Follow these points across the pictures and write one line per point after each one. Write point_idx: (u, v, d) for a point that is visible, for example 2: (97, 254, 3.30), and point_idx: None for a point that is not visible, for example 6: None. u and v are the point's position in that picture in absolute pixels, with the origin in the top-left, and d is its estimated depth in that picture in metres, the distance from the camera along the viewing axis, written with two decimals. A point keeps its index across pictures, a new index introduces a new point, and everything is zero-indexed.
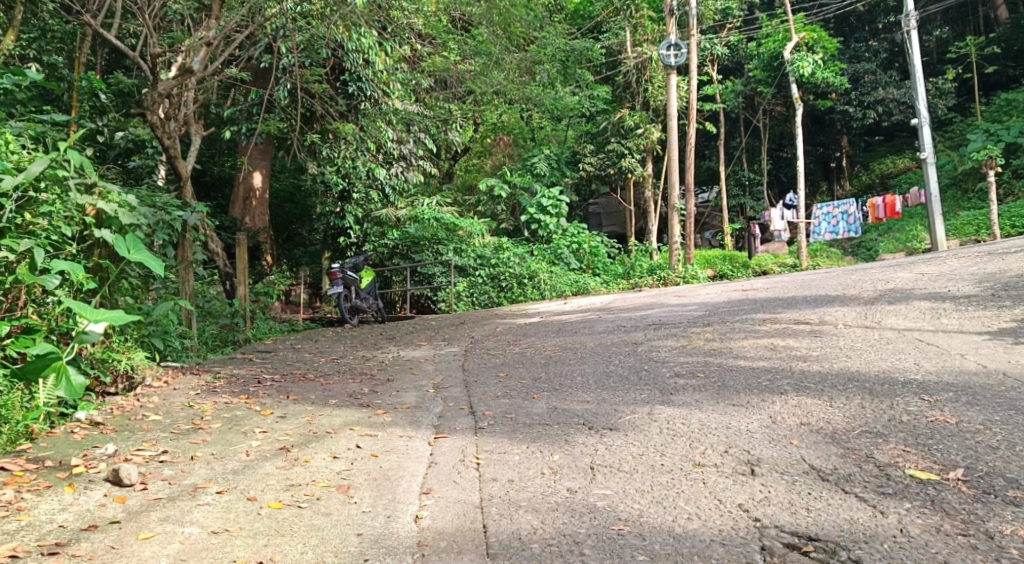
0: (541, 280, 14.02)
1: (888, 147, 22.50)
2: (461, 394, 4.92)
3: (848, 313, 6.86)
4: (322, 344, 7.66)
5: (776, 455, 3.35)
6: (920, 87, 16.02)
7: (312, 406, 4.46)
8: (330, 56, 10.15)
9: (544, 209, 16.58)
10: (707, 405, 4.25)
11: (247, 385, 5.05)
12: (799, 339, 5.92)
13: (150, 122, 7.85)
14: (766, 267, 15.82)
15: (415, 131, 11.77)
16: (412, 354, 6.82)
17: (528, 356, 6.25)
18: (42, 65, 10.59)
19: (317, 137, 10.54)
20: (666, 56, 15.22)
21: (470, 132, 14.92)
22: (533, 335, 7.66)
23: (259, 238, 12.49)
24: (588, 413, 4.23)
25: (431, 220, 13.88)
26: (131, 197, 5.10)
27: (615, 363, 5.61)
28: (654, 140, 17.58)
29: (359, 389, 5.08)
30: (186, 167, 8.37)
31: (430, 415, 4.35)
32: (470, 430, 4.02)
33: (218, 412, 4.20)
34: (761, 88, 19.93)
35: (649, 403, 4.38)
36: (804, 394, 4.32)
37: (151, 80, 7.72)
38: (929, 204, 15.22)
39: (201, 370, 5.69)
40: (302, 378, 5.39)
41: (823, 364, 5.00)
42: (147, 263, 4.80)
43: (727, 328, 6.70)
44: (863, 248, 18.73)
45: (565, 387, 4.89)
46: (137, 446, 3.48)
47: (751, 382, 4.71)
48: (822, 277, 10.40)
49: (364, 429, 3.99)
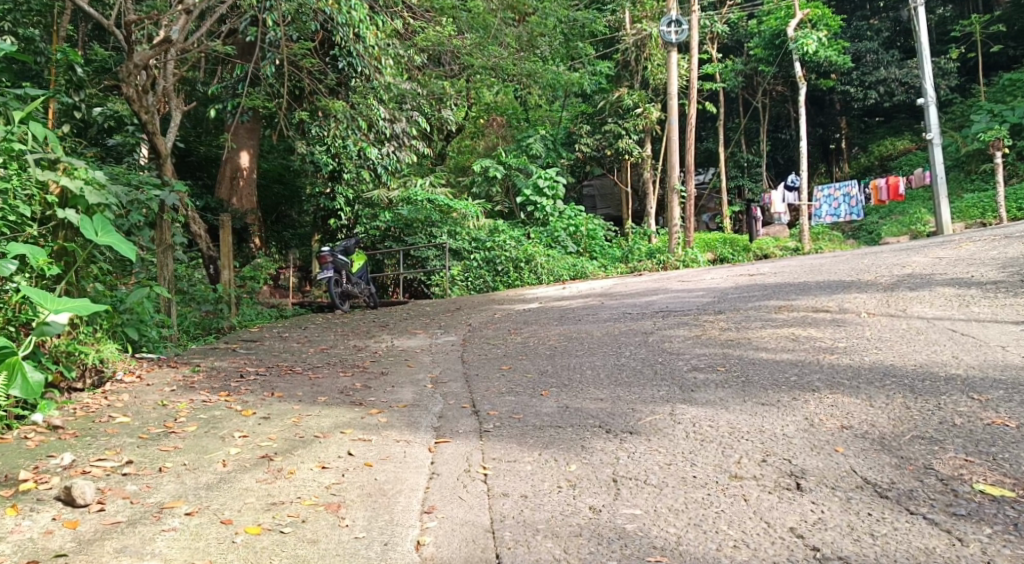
0: (538, 264, 13.42)
1: (888, 129, 22.16)
2: (462, 390, 4.53)
3: (869, 300, 6.50)
4: (311, 332, 7.24)
5: (821, 465, 2.98)
6: (927, 66, 15.61)
7: (298, 405, 4.04)
8: (319, 28, 9.61)
9: (540, 190, 16.15)
10: (735, 405, 3.87)
11: (228, 380, 4.62)
12: (821, 329, 5.54)
13: (126, 96, 7.29)
14: (767, 251, 15.47)
15: (409, 109, 11.05)
16: (407, 344, 6.43)
17: (532, 347, 5.85)
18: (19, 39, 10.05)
19: (304, 115, 10.16)
20: (666, 31, 14.65)
21: (465, 110, 14.44)
22: (534, 323, 7.26)
23: (247, 219, 12.05)
24: (603, 413, 3.84)
25: (424, 202, 13.74)
26: (101, 174, 4.66)
27: (626, 355, 5.22)
28: (653, 120, 17.08)
29: (350, 384, 4.66)
30: (165, 145, 7.86)
31: (429, 415, 3.95)
32: (474, 432, 3.63)
33: (195, 411, 3.79)
34: (763, 68, 19.54)
35: (670, 402, 3.99)
36: (840, 392, 3.94)
37: (125, 50, 7.17)
38: (935, 186, 14.90)
39: (178, 362, 5.25)
40: (288, 372, 4.97)
41: (853, 358, 4.63)
42: (116, 247, 4.34)
43: (741, 317, 6.31)
44: (864, 231, 18.44)
45: (574, 383, 4.50)
46: (98, 455, 3.05)
47: (778, 377, 4.33)
48: (831, 261, 10.03)
49: (355, 432, 3.58)
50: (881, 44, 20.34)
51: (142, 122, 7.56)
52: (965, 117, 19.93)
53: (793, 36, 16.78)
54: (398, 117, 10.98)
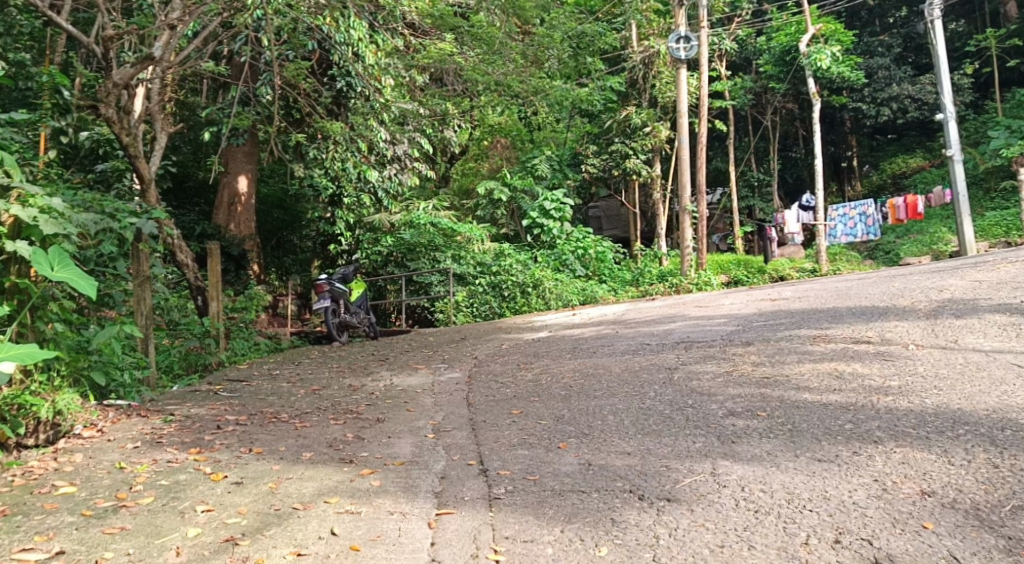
0: (546, 289, 12.87)
1: (899, 146, 21.70)
2: (468, 441, 3.98)
3: (913, 329, 5.94)
4: (303, 368, 6.71)
5: (909, 549, 2.42)
6: (946, 80, 15.17)
7: (278, 464, 3.50)
8: (314, 45, 9.23)
9: (547, 213, 15.69)
10: (787, 462, 3.29)
11: (203, 432, 4.08)
12: (867, 364, 4.98)
13: (105, 117, 6.84)
14: (782, 273, 14.99)
15: (410, 131, 10.59)
16: (408, 382, 5.89)
17: (545, 386, 5.29)
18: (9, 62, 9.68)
19: (302, 137, 9.82)
20: (674, 48, 14.26)
21: (468, 131, 14.03)
22: (546, 356, 6.71)
23: (245, 245, 11.75)
24: (633, 474, 3.28)
25: (427, 226, 13.24)
26: (60, 202, 4.25)
27: (651, 398, 4.65)
28: (663, 139, 16.60)
29: (341, 435, 4.12)
30: (149, 169, 7.38)
31: (430, 476, 3.40)
32: (481, 499, 3.07)
33: (156, 476, 3.25)
34: (773, 84, 19.30)
35: (709, 457, 3.44)
36: (908, 445, 3.36)
37: (105, 68, 6.75)
38: (957, 203, 14.39)
39: (152, 409, 4.72)
40: (272, 421, 4.42)
41: (913, 400, 4.07)
42: (75, 284, 3.88)
43: (773, 349, 5.75)
44: (881, 250, 17.89)
45: (596, 433, 3.94)
46: (22, 544, 2.53)
47: (831, 426, 3.76)
48: (859, 284, 9.46)
49: (342, 501, 3.02)
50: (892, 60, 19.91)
51: (122, 144, 7.09)
52: (981, 134, 19.49)
53: (805, 52, 16.44)
54: (400, 139, 10.56)
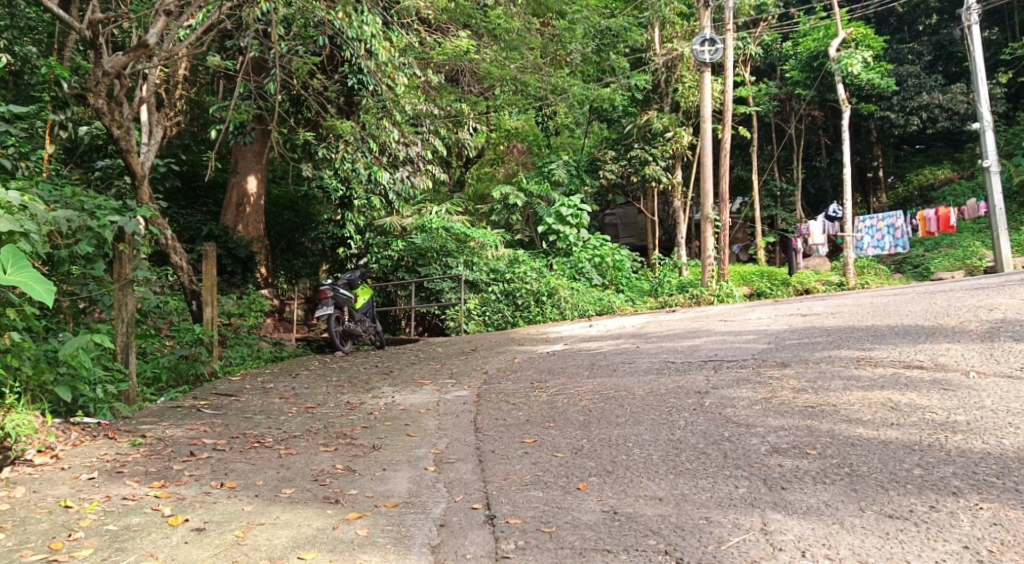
0: (562, 298, 12.23)
1: (925, 157, 21.05)
2: (474, 477, 3.48)
3: (969, 353, 5.37)
4: (300, 381, 6.22)
5: None
6: (982, 88, 14.51)
7: (250, 505, 3.02)
8: (326, 42, 8.79)
9: (563, 219, 15.21)
10: (852, 519, 2.75)
11: (172, 460, 3.61)
12: (925, 394, 4.41)
13: (94, 107, 6.41)
14: (807, 285, 14.40)
15: (424, 131, 10.10)
16: (410, 400, 5.39)
17: (563, 409, 4.77)
18: (16, 57, 9.08)
19: (309, 136, 9.38)
20: (700, 51, 13.65)
21: (483, 134, 13.61)
22: (562, 373, 6.20)
23: (253, 247, 11.32)
24: (668, 528, 2.76)
25: (440, 231, 12.79)
26: (16, 196, 3.90)
27: (681, 427, 4.12)
28: (684, 145, 16.07)
29: (330, 466, 3.63)
30: (141, 163, 6.92)
31: (427, 523, 2.90)
32: (486, 560, 2.57)
33: (105, 519, 2.82)
34: (800, 91, 18.73)
35: (757, 508, 2.90)
36: (995, 500, 2.81)
37: (93, 55, 6.33)
38: (993, 217, 13.76)
39: (125, 428, 4.28)
40: (255, 446, 3.94)
41: (989, 440, 3.49)
42: (26, 289, 3.42)
43: (814, 372, 5.21)
44: (909, 264, 17.25)
45: (622, 472, 3.42)
46: None
47: (895, 470, 3.21)
48: (896, 300, 8.88)
49: (320, 557, 2.55)
50: (922, 68, 19.28)
51: (114, 137, 6.64)
52: (1015, 145, 18.80)
53: (835, 57, 15.91)
54: (413, 141, 10.11)
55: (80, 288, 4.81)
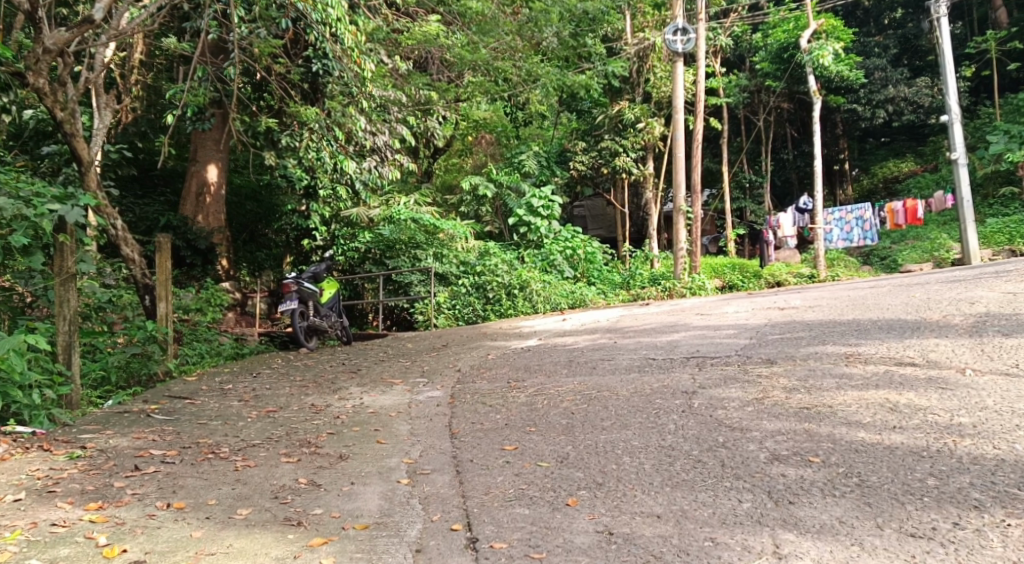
0: (534, 291, 11.79)
1: (890, 151, 21.20)
2: (451, 492, 3.16)
3: (960, 349, 5.19)
4: (261, 382, 5.84)
5: None
6: (951, 80, 14.52)
7: (200, 530, 2.67)
8: (290, 25, 8.28)
9: (534, 210, 14.93)
10: (872, 539, 2.51)
11: (113, 476, 3.24)
12: (924, 394, 4.20)
13: (34, 87, 5.89)
14: (779, 278, 14.31)
15: (392, 119, 9.66)
16: (380, 402, 5.04)
17: (544, 412, 4.47)
18: None
19: (271, 123, 8.90)
20: (671, 40, 13.41)
21: (451, 124, 13.26)
22: (539, 371, 5.90)
23: (214, 239, 10.81)
24: (671, 552, 2.49)
25: (408, 222, 12.41)
26: None
27: (672, 432, 3.85)
28: (657, 135, 15.69)
29: (292, 481, 3.28)
30: (87, 149, 6.40)
31: (401, 549, 2.60)
32: None
33: (27, 552, 2.47)
34: (770, 83, 18.63)
35: (765, 527, 2.65)
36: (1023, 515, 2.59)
37: (34, 30, 5.83)
38: (962, 210, 13.79)
39: (62, 438, 3.89)
40: (208, 458, 3.57)
41: (1003, 446, 3.26)
42: None
43: (804, 370, 4.99)
44: (877, 256, 17.34)
45: (613, 484, 3.14)
46: None
47: (908, 481, 2.98)
48: (874, 293, 8.76)
49: None
50: (889, 61, 19.32)
51: (57, 120, 6.16)
52: (978, 138, 18.98)
53: (807, 47, 15.78)
54: (380, 129, 9.69)
55: (24, 282, 4.58)
